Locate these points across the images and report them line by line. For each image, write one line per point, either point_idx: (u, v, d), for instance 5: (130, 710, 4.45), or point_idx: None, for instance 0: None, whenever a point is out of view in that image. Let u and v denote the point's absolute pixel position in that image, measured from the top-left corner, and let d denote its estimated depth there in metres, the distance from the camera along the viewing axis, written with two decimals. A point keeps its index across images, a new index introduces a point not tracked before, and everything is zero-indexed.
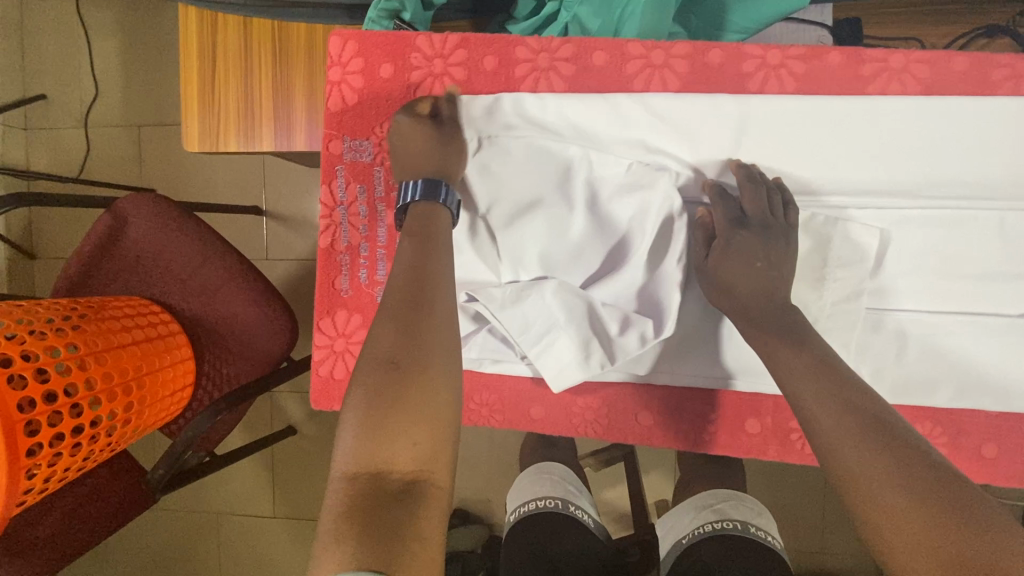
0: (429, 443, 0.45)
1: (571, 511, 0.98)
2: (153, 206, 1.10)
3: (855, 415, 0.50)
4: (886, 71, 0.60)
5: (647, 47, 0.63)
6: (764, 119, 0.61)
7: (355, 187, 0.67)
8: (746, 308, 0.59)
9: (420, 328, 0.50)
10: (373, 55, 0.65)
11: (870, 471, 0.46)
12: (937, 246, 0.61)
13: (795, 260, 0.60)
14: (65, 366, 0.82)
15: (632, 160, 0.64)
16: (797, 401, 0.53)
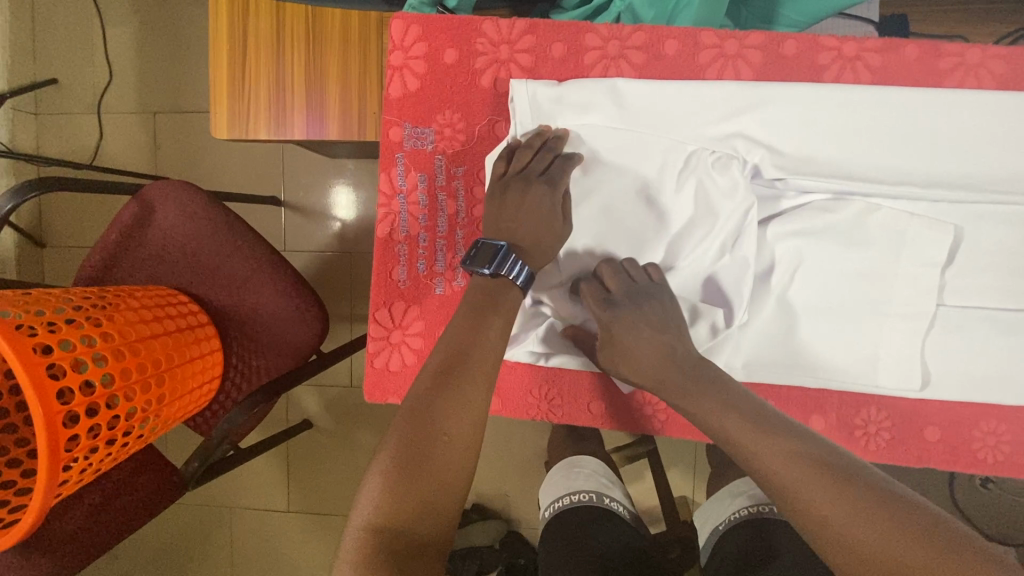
0: (450, 503, 0.48)
1: (606, 503, 0.98)
2: (179, 195, 1.07)
3: (803, 457, 0.49)
4: (962, 66, 0.60)
5: (720, 36, 0.62)
6: (843, 110, 0.60)
7: (415, 175, 0.66)
8: (659, 379, 0.59)
9: (459, 383, 0.52)
10: (437, 40, 0.64)
11: (837, 524, 0.44)
12: (1011, 243, 0.60)
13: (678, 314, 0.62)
14: (100, 356, 0.80)
15: (696, 147, 0.62)
16: (747, 455, 0.51)
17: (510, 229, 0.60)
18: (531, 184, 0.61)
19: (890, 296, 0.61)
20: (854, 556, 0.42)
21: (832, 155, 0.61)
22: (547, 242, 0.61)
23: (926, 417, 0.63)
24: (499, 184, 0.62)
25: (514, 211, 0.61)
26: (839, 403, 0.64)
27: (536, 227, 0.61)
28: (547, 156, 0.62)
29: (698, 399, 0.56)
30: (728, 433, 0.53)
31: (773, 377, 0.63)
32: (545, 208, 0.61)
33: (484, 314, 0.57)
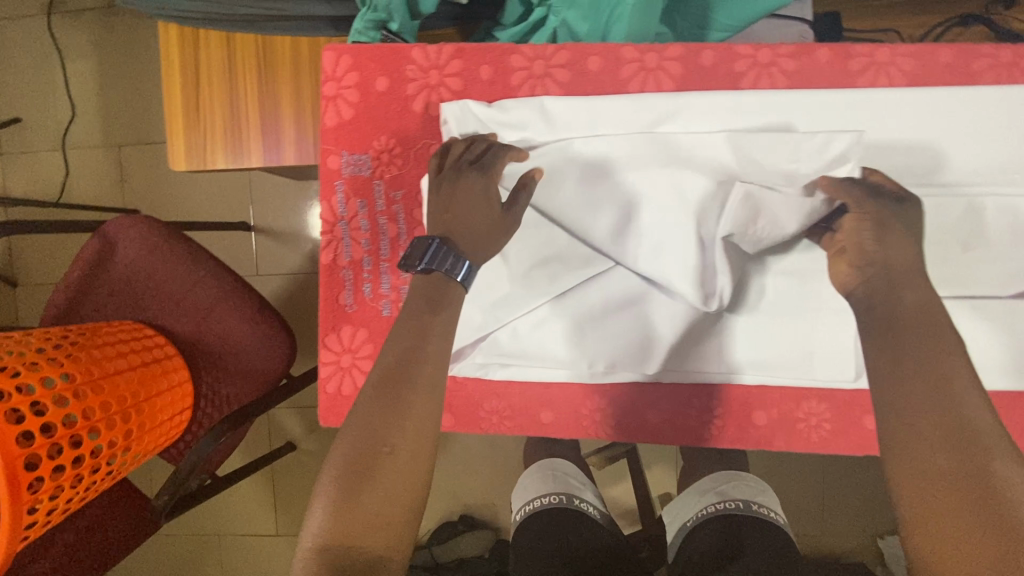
0: (401, 515, 0.50)
1: (577, 505, 0.99)
2: (140, 228, 1.08)
3: (997, 429, 0.50)
4: (872, 65, 0.62)
5: (640, 50, 0.63)
6: (763, 114, 0.62)
7: (355, 202, 0.67)
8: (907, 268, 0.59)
9: (399, 392, 0.54)
10: (367, 69, 0.65)
11: (989, 478, 0.47)
12: (937, 232, 0.61)
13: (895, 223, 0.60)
14: (61, 396, 0.80)
15: (635, 136, 0.62)
16: (948, 390, 0.52)
17: (448, 221, 0.62)
18: (463, 174, 0.63)
19: (823, 292, 0.63)
20: (973, 497, 0.47)
21: (762, 158, 0.61)
22: (484, 227, 0.63)
23: (865, 407, 0.65)
24: (436, 179, 0.64)
25: (450, 203, 0.63)
26: (781, 397, 0.66)
27: (472, 215, 0.63)
28: (480, 145, 0.64)
29: (935, 332, 0.56)
30: (950, 357, 0.54)
31: (716, 377, 0.66)
32: (482, 195, 0.63)
33: (426, 318, 0.58)
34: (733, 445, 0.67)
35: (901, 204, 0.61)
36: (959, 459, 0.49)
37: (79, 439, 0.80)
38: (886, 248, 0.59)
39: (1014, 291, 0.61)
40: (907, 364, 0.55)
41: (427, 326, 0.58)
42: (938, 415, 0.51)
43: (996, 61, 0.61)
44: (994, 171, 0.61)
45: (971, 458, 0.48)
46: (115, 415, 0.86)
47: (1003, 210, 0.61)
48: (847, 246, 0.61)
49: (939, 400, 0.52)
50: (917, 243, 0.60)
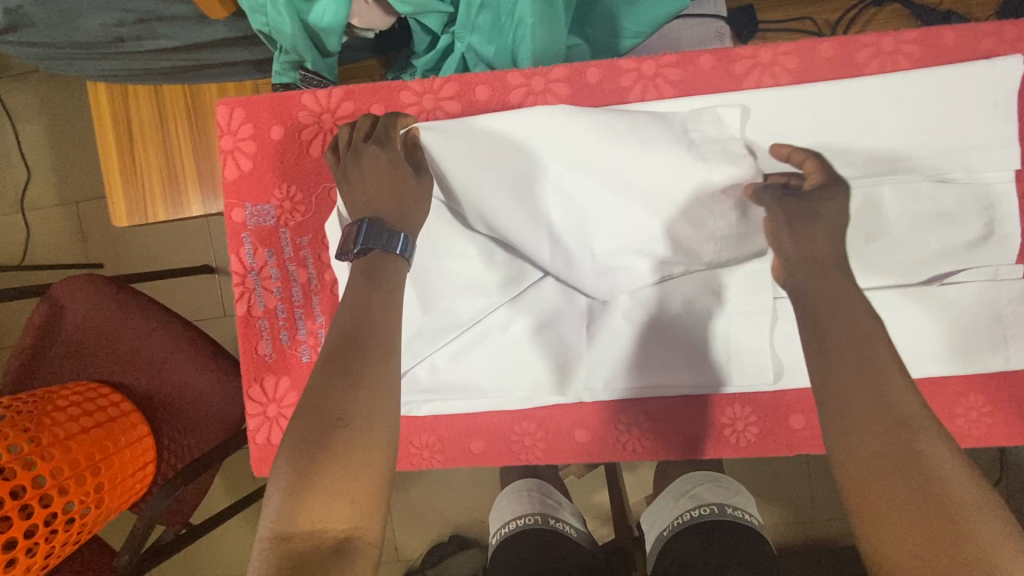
0: (362, 494, 0.46)
1: (553, 525, 0.97)
2: (88, 286, 1.09)
3: (926, 417, 0.47)
4: (756, 67, 0.62)
5: (527, 74, 0.64)
6: (661, 123, 0.61)
7: (263, 252, 0.67)
8: (815, 260, 0.59)
9: (353, 365, 0.50)
10: (261, 119, 0.66)
11: (926, 470, 0.43)
12: (836, 235, 0.60)
13: (809, 217, 0.60)
14: (7, 470, 0.77)
15: (551, 144, 0.62)
16: (881, 372, 0.50)
17: (366, 201, 0.60)
18: (362, 151, 0.61)
19: (733, 296, 0.62)
20: (912, 493, 0.43)
21: (659, 165, 0.61)
22: (403, 194, 0.60)
23: (789, 406, 0.64)
24: (340, 167, 0.62)
25: (359, 181, 0.61)
26: (705, 404, 0.65)
27: (386, 184, 0.60)
28: (367, 122, 0.63)
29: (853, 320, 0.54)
30: (875, 341, 0.52)
31: (630, 393, 0.65)
32: (388, 162, 0.61)
33: (366, 288, 0.55)
34: (663, 456, 0.67)
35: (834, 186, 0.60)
36: (893, 454, 0.45)
37: (29, 510, 0.77)
38: (800, 241, 0.60)
39: (923, 277, 0.61)
40: (830, 358, 0.52)
41: (369, 296, 0.55)
42: (865, 407, 0.48)
43: (878, 50, 0.60)
44: (887, 160, 0.60)
45: (905, 450, 0.45)
46: (69, 481, 0.82)
47: (900, 197, 0.60)
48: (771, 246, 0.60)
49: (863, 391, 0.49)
50: (829, 233, 0.60)
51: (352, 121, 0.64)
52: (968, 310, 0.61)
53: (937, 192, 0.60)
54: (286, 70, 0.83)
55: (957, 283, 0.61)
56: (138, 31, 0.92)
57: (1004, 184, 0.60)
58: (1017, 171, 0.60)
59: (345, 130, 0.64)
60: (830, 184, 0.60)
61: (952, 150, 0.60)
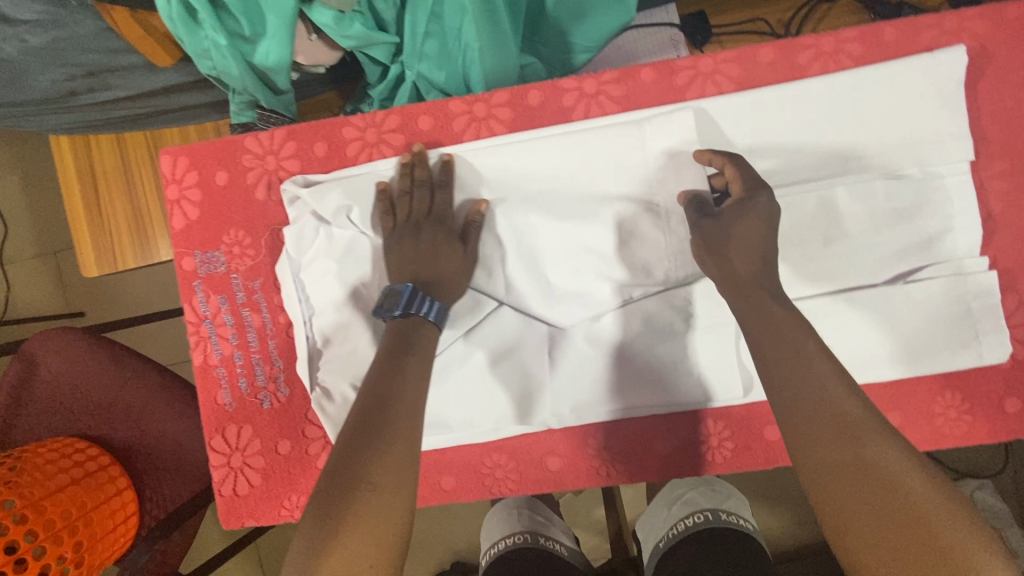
0: (382, 566, 0.41)
1: (542, 544, 0.90)
2: (70, 337, 1.06)
3: (868, 412, 0.44)
4: (698, 77, 0.61)
5: (469, 101, 0.63)
6: (600, 138, 0.61)
7: (216, 299, 0.66)
8: (757, 278, 0.53)
9: (378, 429, 0.46)
10: (205, 165, 0.65)
11: (886, 479, 0.40)
12: (759, 250, 0.54)
13: (747, 222, 0.55)
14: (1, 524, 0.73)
15: (498, 170, 0.62)
16: (816, 374, 0.46)
17: (414, 271, 0.58)
18: (421, 225, 0.59)
19: (693, 307, 0.61)
20: (879, 508, 0.39)
21: (610, 185, 0.61)
22: (452, 273, 0.59)
23: (762, 417, 0.63)
24: (392, 236, 0.60)
25: (413, 250, 0.58)
26: (677, 422, 0.64)
27: (438, 262, 0.58)
28: (424, 192, 0.60)
29: (785, 321, 0.50)
30: (807, 343, 0.48)
31: (598, 416, 0.63)
32: (444, 242, 0.59)
33: (403, 355, 0.52)
34: (640, 478, 0.65)
35: (759, 193, 0.56)
36: (849, 465, 0.41)
37: (24, 563, 0.73)
38: (733, 254, 0.54)
39: (886, 277, 0.60)
40: (773, 364, 0.48)
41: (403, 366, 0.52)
42: (810, 415, 0.44)
43: (819, 51, 0.59)
44: (835, 162, 0.59)
45: (861, 460, 0.41)
46: (62, 532, 0.78)
47: (854, 197, 0.59)
48: (712, 258, 0.56)
49: (801, 397, 0.45)
50: (765, 240, 0.55)
51: (408, 167, 0.61)
52: (935, 307, 0.59)
53: (893, 188, 0.59)
54: (244, 109, 0.84)
55: (922, 280, 0.59)
56: (89, 83, 0.87)
57: (959, 177, 0.59)
58: (971, 163, 0.59)
59: (401, 188, 0.61)
60: (750, 193, 0.57)
61: (904, 146, 0.59)
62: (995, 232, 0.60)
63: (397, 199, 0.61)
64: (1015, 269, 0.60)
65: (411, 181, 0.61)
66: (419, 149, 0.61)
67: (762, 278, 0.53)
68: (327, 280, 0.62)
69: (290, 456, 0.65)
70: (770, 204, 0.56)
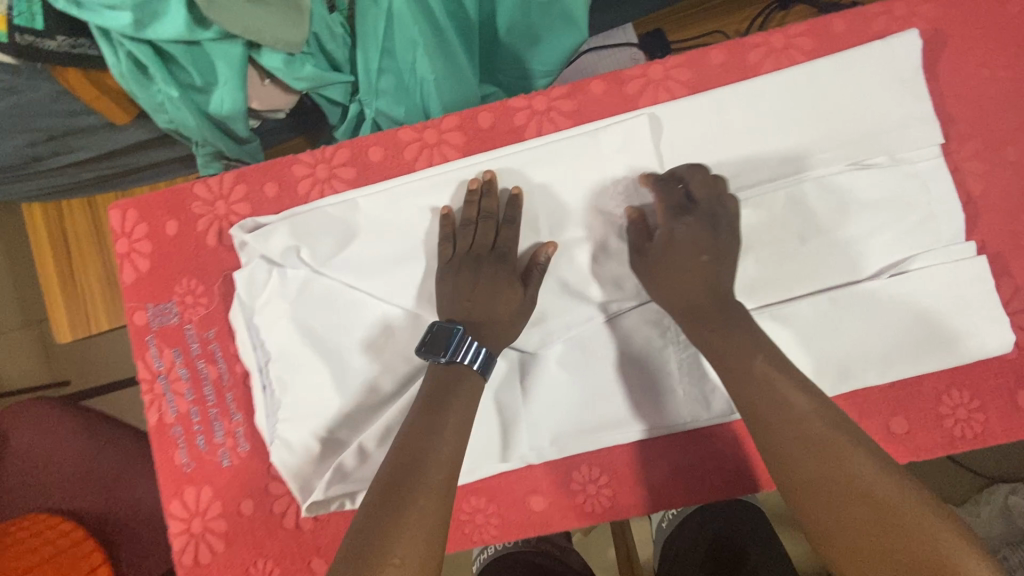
0: None
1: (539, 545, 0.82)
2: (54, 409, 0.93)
3: (837, 423, 0.43)
4: (648, 85, 0.60)
5: (419, 129, 0.62)
6: (554, 153, 0.59)
7: (170, 352, 0.62)
8: (696, 304, 0.51)
9: (405, 495, 0.44)
10: (155, 216, 0.63)
11: (869, 496, 0.40)
12: (696, 266, 0.51)
13: (681, 237, 0.52)
14: None
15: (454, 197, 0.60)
16: (779, 391, 0.45)
17: (468, 309, 0.54)
18: (483, 262, 0.55)
19: (668, 320, 0.57)
20: (869, 528, 0.39)
21: (568, 200, 0.59)
22: (505, 317, 0.54)
23: None
24: (451, 268, 0.57)
25: (469, 288, 0.55)
26: (665, 447, 0.59)
27: (494, 303, 0.54)
28: (489, 225, 0.57)
29: (739, 343, 0.47)
30: (755, 365, 0.46)
31: (580, 448, 0.59)
32: (504, 283, 0.55)
33: (437, 406, 0.49)
34: (633, 513, 0.59)
35: (680, 217, 0.53)
36: (830, 488, 0.41)
37: None
38: (667, 279, 0.52)
39: (868, 271, 0.56)
40: (740, 385, 0.46)
41: (441, 422, 0.49)
42: (787, 438, 0.43)
43: (769, 48, 0.58)
44: (799, 158, 0.57)
45: (841, 481, 0.40)
46: None
47: (826, 191, 0.56)
48: (659, 279, 0.53)
49: (771, 422, 0.44)
50: (703, 256, 0.51)
51: (477, 196, 0.58)
52: (927, 299, 0.56)
53: (864, 179, 0.56)
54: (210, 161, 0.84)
55: (909, 272, 0.56)
56: (51, 147, 0.86)
57: (931, 161, 0.56)
58: (941, 146, 0.57)
59: (470, 218, 0.57)
60: (671, 214, 0.53)
61: (870, 135, 0.56)
62: (978, 215, 0.57)
63: (465, 232, 0.57)
64: (1006, 252, 0.57)
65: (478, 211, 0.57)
66: (490, 175, 0.58)
67: (714, 303, 0.50)
68: (278, 323, 0.59)
69: (254, 518, 0.61)
70: (697, 225, 0.52)
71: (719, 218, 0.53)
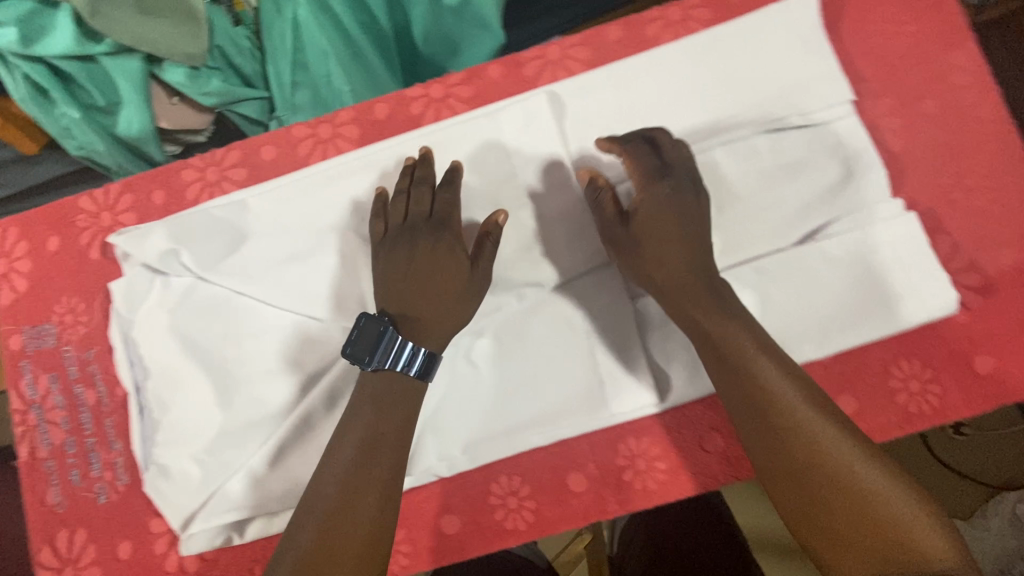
0: None
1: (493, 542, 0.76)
2: None
3: (828, 412, 0.41)
4: (547, 65, 0.58)
5: (314, 125, 0.59)
6: (452, 138, 0.56)
7: (45, 378, 0.57)
8: (681, 277, 0.45)
9: (342, 521, 0.42)
10: (36, 233, 0.59)
11: (856, 490, 0.39)
12: (678, 232, 0.46)
13: (659, 198, 0.47)
14: None
15: (350, 190, 0.55)
16: (765, 379, 0.42)
17: (404, 292, 0.48)
18: (420, 236, 0.49)
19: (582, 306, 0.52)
20: (850, 520, 0.39)
21: (468, 185, 0.54)
22: (448, 296, 0.47)
23: (694, 426, 0.51)
24: (385, 248, 0.50)
25: (404, 270, 0.48)
26: (591, 449, 0.52)
27: (431, 280, 0.48)
28: (423, 192, 0.51)
29: (725, 325, 0.43)
30: (743, 348, 0.43)
31: (496, 454, 0.52)
32: (444, 254, 0.48)
33: (376, 416, 0.45)
34: (559, 530, 0.52)
35: (661, 180, 0.47)
36: (818, 479, 0.40)
37: None
38: (645, 243, 0.46)
39: (790, 239, 0.52)
40: (723, 375, 0.43)
41: (379, 433, 0.45)
42: (778, 430, 0.41)
43: (666, 20, 0.57)
44: (706, 125, 0.54)
45: (829, 473, 0.40)
46: None
47: (742, 154, 0.52)
48: (630, 244, 0.47)
49: (768, 421, 0.41)
50: (682, 222, 0.46)
51: (409, 167, 0.52)
52: (857, 263, 0.51)
53: (776, 142, 0.52)
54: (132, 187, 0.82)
55: (834, 236, 0.52)
56: None
57: (844, 120, 0.53)
58: (854, 103, 0.54)
59: (403, 191, 0.52)
60: (653, 176, 0.48)
61: (777, 97, 0.54)
62: (903, 172, 0.53)
63: (399, 209, 0.51)
64: (938, 209, 0.53)
65: (414, 184, 0.52)
66: (426, 152, 0.52)
67: (698, 276, 0.45)
68: (159, 338, 0.54)
69: (132, 562, 0.53)
70: (679, 190, 0.47)
71: (697, 182, 0.48)
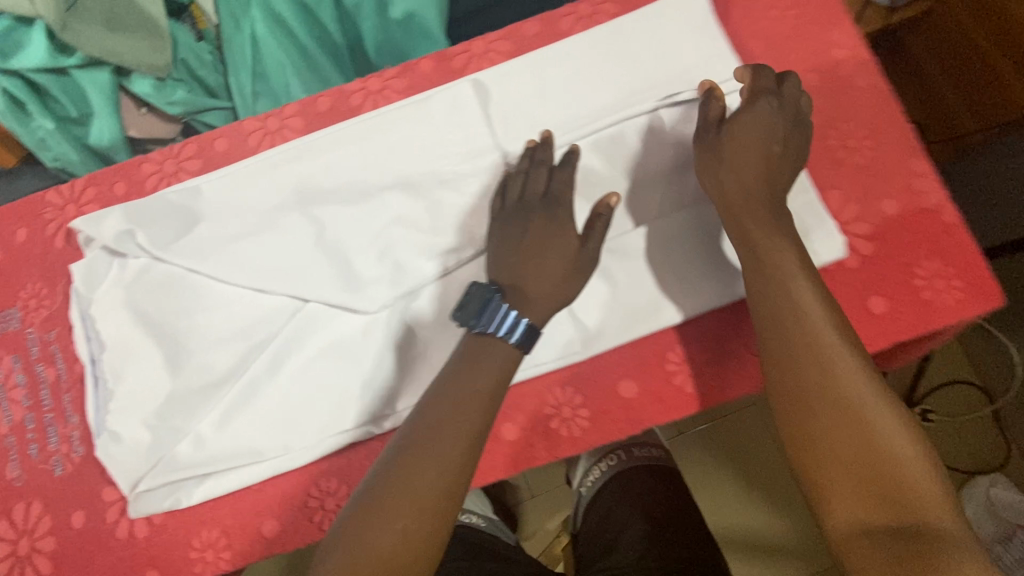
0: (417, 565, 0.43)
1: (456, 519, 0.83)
2: None
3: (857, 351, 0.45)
4: (472, 58, 0.64)
5: (263, 119, 0.65)
6: (385, 124, 0.61)
7: (8, 359, 0.61)
8: (744, 191, 0.51)
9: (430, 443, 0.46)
10: (6, 225, 0.64)
11: (862, 417, 0.43)
12: (765, 156, 0.52)
13: (762, 117, 0.52)
14: None
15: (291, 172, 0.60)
16: (795, 303, 0.47)
17: (529, 257, 0.53)
18: (533, 211, 0.54)
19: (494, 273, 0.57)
20: (852, 447, 0.42)
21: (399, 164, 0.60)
22: (564, 263, 0.53)
23: (609, 372, 0.58)
24: (498, 222, 0.55)
25: (520, 239, 0.54)
26: (520, 399, 0.58)
27: (547, 250, 0.53)
28: (541, 172, 0.56)
29: (778, 243, 0.49)
30: (783, 269, 0.48)
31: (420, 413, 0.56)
32: (557, 230, 0.54)
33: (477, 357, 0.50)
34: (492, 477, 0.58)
35: (763, 97, 0.53)
36: (832, 403, 0.44)
37: None
38: (739, 168, 0.52)
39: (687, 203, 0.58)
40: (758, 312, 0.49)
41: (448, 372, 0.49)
42: (807, 353, 0.45)
43: (575, 15, 0.63)
44: (614, 104, 0.60)
45: (843, 400, 0.43)
46: None
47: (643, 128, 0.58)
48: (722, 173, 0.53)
49: (793, 348, 0.46)
50: (776, 148, 0.52)
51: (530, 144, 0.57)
52: None
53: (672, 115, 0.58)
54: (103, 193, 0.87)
55: None
56: None
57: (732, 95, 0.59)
58: None
59: (519, 163, 0.58)
60: (751, 98, 0.53)
61: (675, 75, 0.60)
62: None
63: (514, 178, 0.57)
64: (827, 167, 0.58)
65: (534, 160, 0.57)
66: (546, 135, 0.57)
67: (764, 195, 0.51)
68: (113, 313, 0.58)
69: (83, 531, 0.56)
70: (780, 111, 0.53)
71: (796, 107, 0.54)
